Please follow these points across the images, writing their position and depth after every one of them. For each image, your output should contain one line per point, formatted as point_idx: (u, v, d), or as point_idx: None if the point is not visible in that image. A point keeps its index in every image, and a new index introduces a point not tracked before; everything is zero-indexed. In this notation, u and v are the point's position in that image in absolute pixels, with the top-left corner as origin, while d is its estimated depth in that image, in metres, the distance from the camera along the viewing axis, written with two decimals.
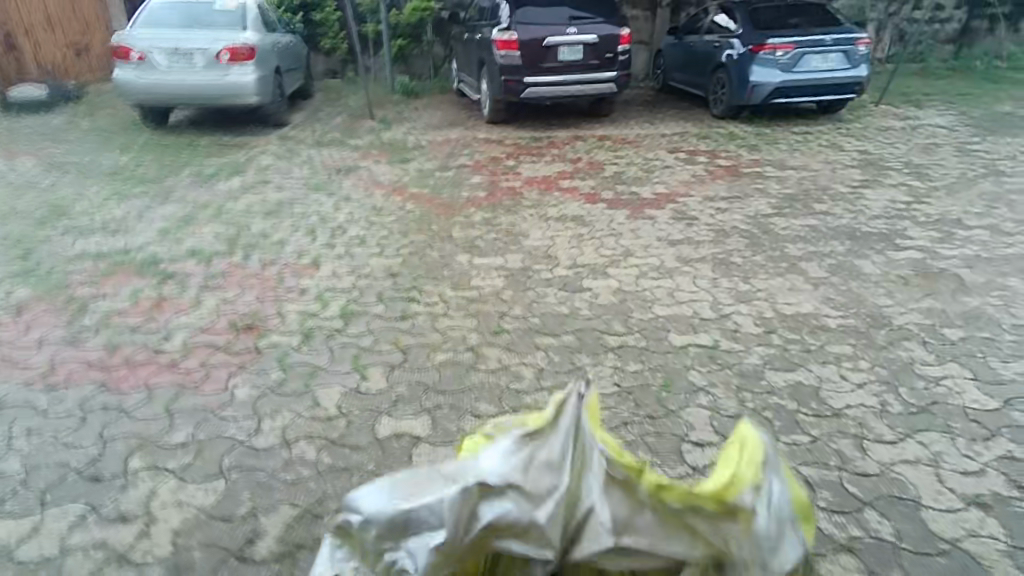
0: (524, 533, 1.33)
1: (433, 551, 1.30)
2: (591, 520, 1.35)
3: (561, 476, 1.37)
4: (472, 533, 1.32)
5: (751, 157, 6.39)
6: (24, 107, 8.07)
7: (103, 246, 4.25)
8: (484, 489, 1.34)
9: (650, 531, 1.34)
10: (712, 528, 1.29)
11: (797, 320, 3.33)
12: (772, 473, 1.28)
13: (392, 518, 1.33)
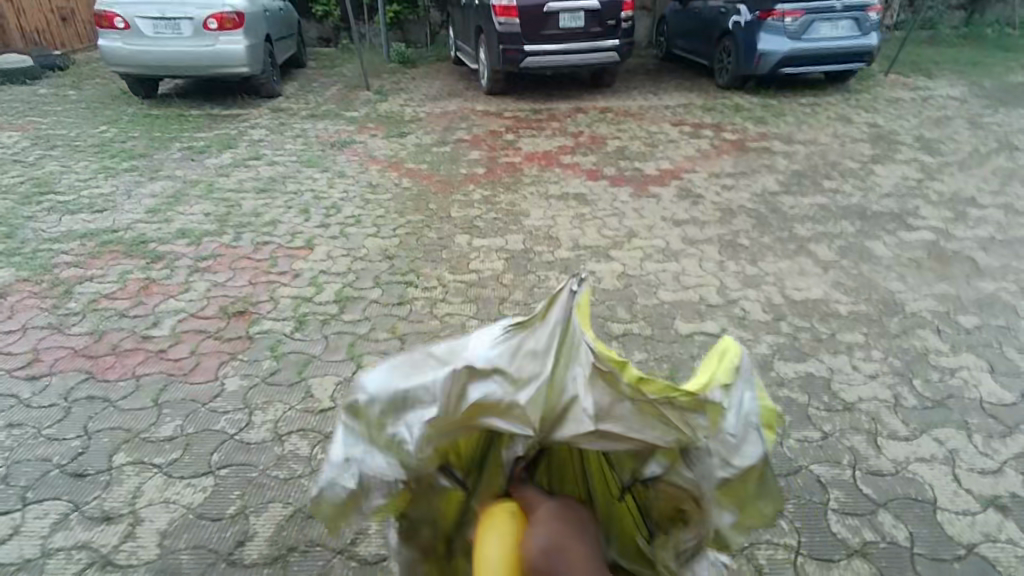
0: (507, 410, 1.18)
1: (426, 425, 1.19)
2: (568, 407, 1.15)
3: (545, 360, 1.18)
4: (461, 409, 1.20)
5: (758, 131, 6.20)
6: (6, 75, 7.72)
7: (89, 225, 4.11)
8: (479, 366, 1.19)
9: (633, 422, 1.15)
10: (686, 423, 1.15)
11: (807, 305, 3.22)
12: (745, 385, 1.22)
13: (392, 398, 1.21)
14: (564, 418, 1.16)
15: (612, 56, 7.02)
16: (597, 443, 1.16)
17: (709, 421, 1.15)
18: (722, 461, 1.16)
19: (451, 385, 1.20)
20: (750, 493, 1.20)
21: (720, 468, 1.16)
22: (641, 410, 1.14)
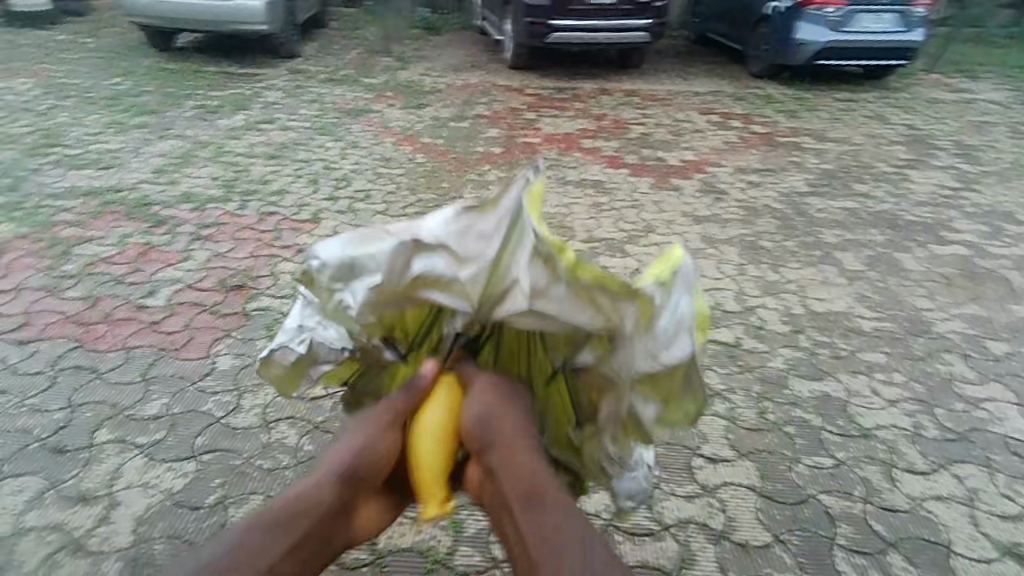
0: (449, 286, 1.16)
1: (369, 293, 1.16)
2: (502, 286, 1.13)
3: (494, 238, 1.11)
4: (405, 279, 1.16)
5: (789, 125, 5.96)
6: (25, 19, 7.61)
7: (94, 183, 4.02)
8: (418, 241, 1.14)
9: (567, 304, 1.10)
10: (607, 304, 1.10)
11: (828, 319, 3.07)
12: (691, 288, 1.10)
13: (340, 261, 1.15)
14: (501, 297, 1.14)
15: (644, 37, 6.74)
16: (530, 320, 1.12)
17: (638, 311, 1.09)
18: (655, 363, 1.10)
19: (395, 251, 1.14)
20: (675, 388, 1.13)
21: (645, 361, 1.10)
22: (574, 288, 1.08)
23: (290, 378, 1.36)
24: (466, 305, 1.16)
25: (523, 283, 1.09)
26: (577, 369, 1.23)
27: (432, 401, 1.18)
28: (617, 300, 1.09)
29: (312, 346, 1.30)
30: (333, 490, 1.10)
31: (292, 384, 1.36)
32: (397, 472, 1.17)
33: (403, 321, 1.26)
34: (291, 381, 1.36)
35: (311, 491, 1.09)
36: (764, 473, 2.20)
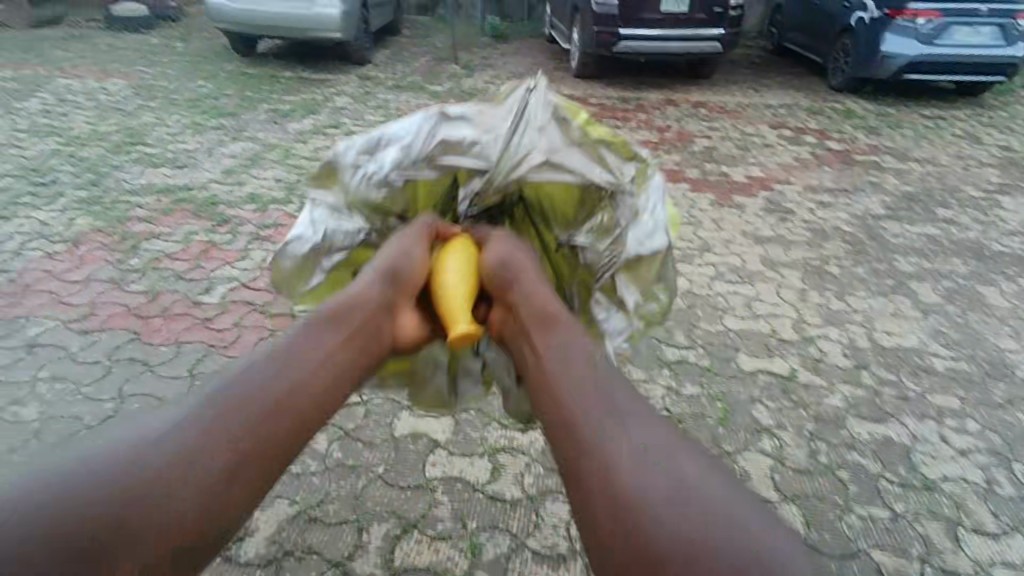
0: (470, 151, 1.44)
1: (401, 151, 1.40)
2: (522, 148, 1.43)
3: (506, 121, 1.45)
4: (430, 143, 1.41)
5: (869, 142, 5.61)
6: (124, 24, 8.15)
7: (168, 181, 4.23)
8: (444, 114, 1.44)
9: (578, 157, 1.45)
10: (611, 164, 1.45)
11: (895, 355, 2.84)
12: (663, 195, 1.44)
13: (371, 138, 1.44)
14: (519, 161, 1.43)
15: (716, 47, 6.53)
16: (547, 172, 1.44)
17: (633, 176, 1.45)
18: (642, 248, 1.36)
19: (425, 124, 1.42)
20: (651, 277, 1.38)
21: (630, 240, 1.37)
22: (585, 146, 1.45)
23: (297, 276, 1.44)
24: (486, 164, 1.43)
25: (539, 143, 1.44)
26: (572, 249, 1.48)
27: (457, 257, 1.29)
28: (621, 165, 1.45)
29: (328, 235, 1.42)
30: (377, 297, 1.14)
31: (298, 283, 1.44)
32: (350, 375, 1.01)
33: (420, 196, 1.48)
34: (300, 277, 1.44)
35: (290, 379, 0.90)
36: (809, 521, 2.04)
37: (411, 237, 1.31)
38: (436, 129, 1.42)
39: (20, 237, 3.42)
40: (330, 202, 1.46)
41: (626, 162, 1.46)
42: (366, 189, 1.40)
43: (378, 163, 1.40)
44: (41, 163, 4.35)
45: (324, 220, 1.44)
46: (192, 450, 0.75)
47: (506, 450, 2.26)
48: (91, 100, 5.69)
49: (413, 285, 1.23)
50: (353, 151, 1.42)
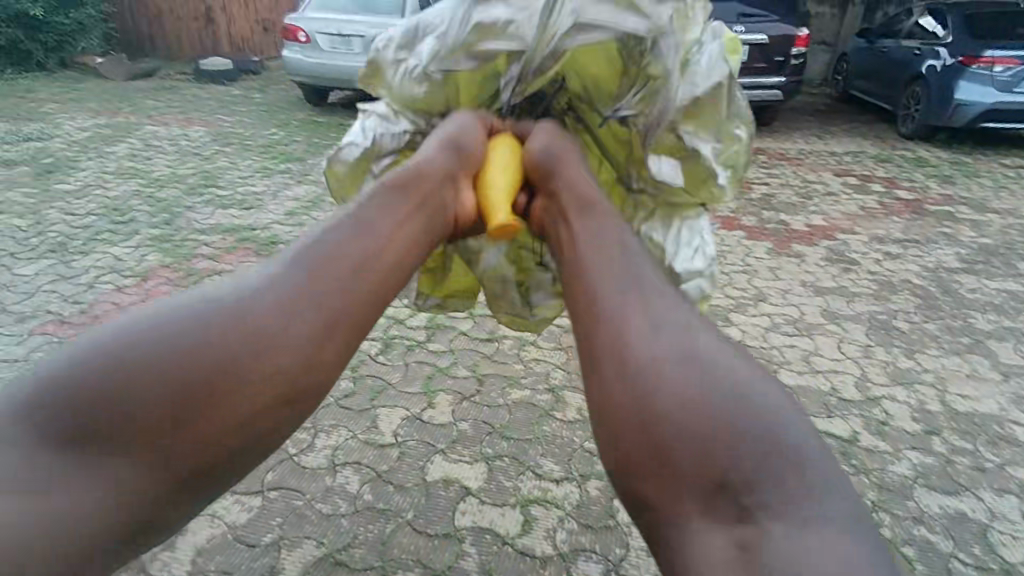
0: (504, 33, 1.45)
1: (438, 45, 1.50)
2: (554, 21, 1.42)
3: None
4: (467, 31, 1.45)
5: (942, 191, 5.33)
6: (211, 76, 8.83)
7: (235, 221, 4.46)
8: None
9: (606, 12, 1.41)
10: (646, 8, 1.42)
11: (971, 421, 2.60)
12: (714, 37, 1.53)
13: (410, 33, 1.58)
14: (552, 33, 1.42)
15: (777, 95, 6.43)
16: (577, 36, 1.41)
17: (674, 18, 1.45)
18: (697, 92, 1.47)
19: (461, 13, 1.48)
20: (716, 119, 1.50)
21: (686, 90, 1.48)
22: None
23: (352, 180, 1.64)
24: (521, 45, 1.44)
25: (565, 8, 1.41)
26: (624, 121, 1.53)
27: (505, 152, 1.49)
28: (655, 6, 1.43)
29: (377, 139, 1.61)
30: (441, 173, 1.38)
31: (355, 186, 1.65)
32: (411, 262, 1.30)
33: (462, 84, 1.57)
34: (355, 180, 1.65)
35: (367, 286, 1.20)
36: None
37: (468, 119, 1.49)
38: (470, 15, 1.46)
39: (96, 270, 3.66)
40: (381, 110, 1.65)
41: (662, 4, 1.44)
42: (411, 84, 1.56)
43: (417, 59, 1.54)
44: (123, 202, 4.67)
45: (374, 120, 1.64)
46: (294, 309, 1.08)
47: (538, 501, 2.18)
48: (173, 145, 6.12)
49: (473, 166, 1.44)
50: (394, 50, 1.58)
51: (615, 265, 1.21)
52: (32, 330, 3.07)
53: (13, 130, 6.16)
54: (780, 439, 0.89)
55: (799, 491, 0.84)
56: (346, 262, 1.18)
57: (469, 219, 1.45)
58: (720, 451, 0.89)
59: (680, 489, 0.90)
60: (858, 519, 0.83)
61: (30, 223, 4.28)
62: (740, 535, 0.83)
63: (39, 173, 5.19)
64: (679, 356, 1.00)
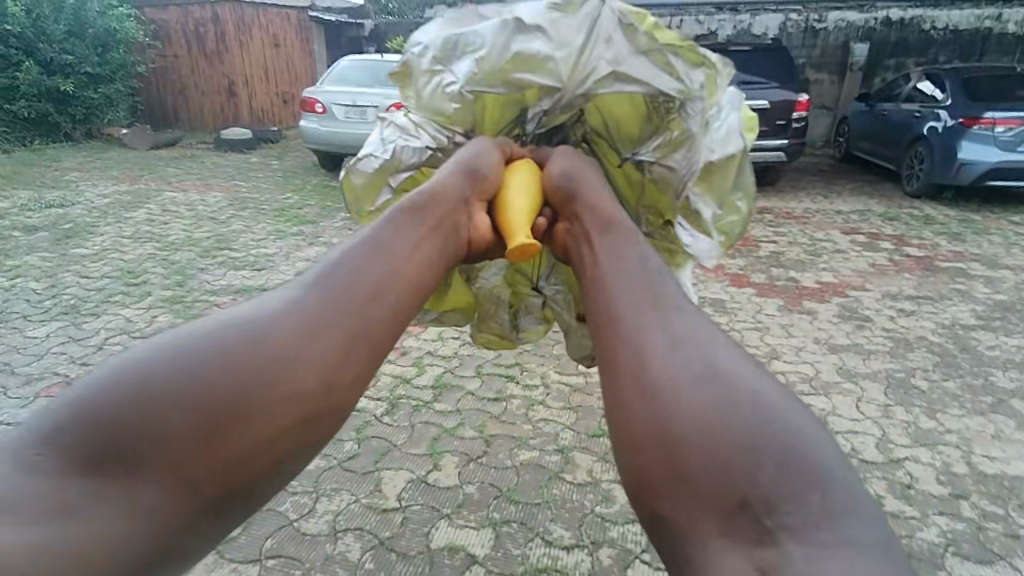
0: (542, 67, 1.44)
1: (473, 65, 1.46)
2: (592, 62, 1.43)
3: (578, 35, 1.44)
4: (505, 58, 1.43)
5: (952, 248, 5.31)
6: (231, 145, 9.16)
7: (246, 282, 4.51)
8: (520, 24, 1.43)
9: (644, 66, 1.44)
10: (681, 72, 1.45)
11: (1001, 485, 2.48)
12: (735, 108, 1.53)
13: (446, 42, 1.52)
14: (587, 75, 1.43)
15: (780, 156, 6.54)
16: (613, 86, 1.44)
17: (704, 81, 1.46)
18: (715, 155, 1.46)
19: (502, 34, 1.44)
20: (724, 189, 1.50)
21: (703, 153, 1.46)
22: (652, 55, 1.45)
23: (368, 190, 1.64)
24: (555, 82, 1.44)
25: (605, 55, 1.43)
26: (640, 165, 1.59)
27: (518, 177, 1.50)
28: (690, 71, 1.46)
29: (396, 151, 1.59)
30: (457, 197, 1.37)
31: (370, 197, 1.65)
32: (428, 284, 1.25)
33: (490, 109, 1.57)
34: (372, 192, 1.64)
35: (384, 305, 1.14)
36: None
37: (490, 145, 1.51)
38: (511, 42, 1.44)
39: (105, 332, 3.68)
40: (403, 122, 1.62)
41: (694, 68, 1.47)
42: (440, 99, 1.53)
43: (453, 74, 1.50)
44: (137, 265, 4.76)
45: (400, 128, 1.62)
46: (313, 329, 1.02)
47: (547, 570, 2.07)
48: (190, 210, 6.28)
49: (489, 187, 1.44)
50: (429, 60, 1.54)
51: (625, 282, 1.16)
52: (38, 393, 3.06)
53: (36, 198, 6.37)
54: (806, 456, 0.79)
55: (820, 513, 0.74)
56: (367, 283, 1.12)
57: (482, 238, 1.43)
58: (739, 467, 0.79)
59: (695, 508, 0.80)
60: (890, 550, 0.73)
61: (45, 287, 4.35)
62: (760, 558, 0.73)
63: (58, 237, 5.32)
64: (703, 369, 0.92)
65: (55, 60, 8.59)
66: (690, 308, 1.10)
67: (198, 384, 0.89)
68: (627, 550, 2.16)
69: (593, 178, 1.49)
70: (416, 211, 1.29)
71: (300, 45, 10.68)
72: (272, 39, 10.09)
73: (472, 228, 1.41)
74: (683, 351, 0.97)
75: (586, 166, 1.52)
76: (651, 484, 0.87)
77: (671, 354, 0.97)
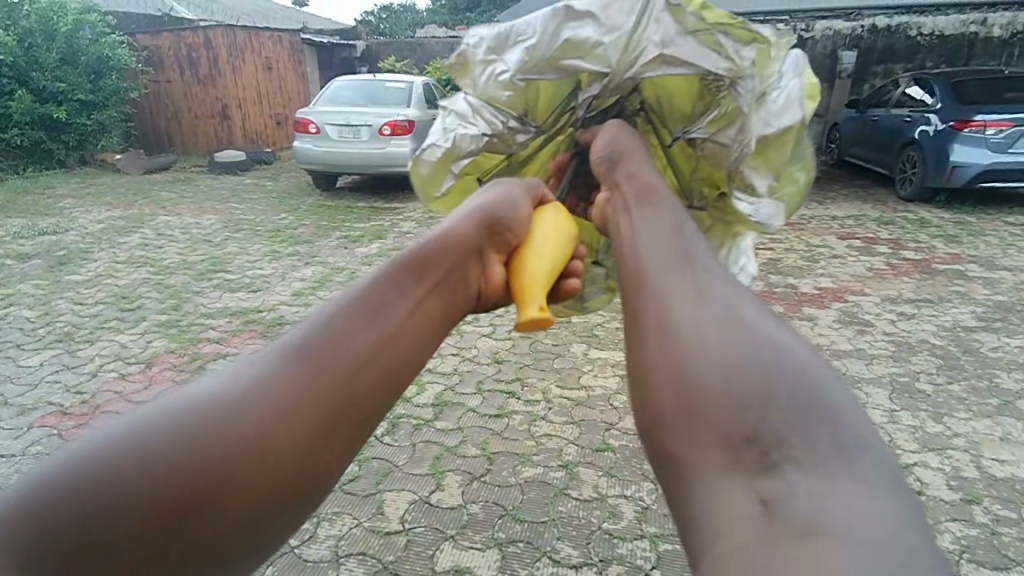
0: (591, 52, 1.48)
1: (525, 57, 1.48)
2: (639, 44, 1.46)
3: (627, 18, 1.46)
4: (557, 47, 1.46)
5: (948, 250, 5.32)
6: (225, 167, 9.13)
7: (241, 304, 4.47)
8: (569, 13, 1.45)
9: (692, 47, 1.44)
10: (730, 49, 1.45)
11: (1012, 488, 2.44)
12: (797, 75, 1.49)
13: (498, 32, 1.52)
14: (635, 60, 1.47)
15: None
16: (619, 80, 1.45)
17: (756, 58, 1.47)
18: (770, 129, 1.45)
19: (552, 23, 1.45)
20: (784, 157, 1.51)
21: (761, 124, 1.46)
22: (700, 36, 1.45)
23: (433, 179, 1.65)
24: (604, 67, 1.49)
25: (654, 36, 1.45)
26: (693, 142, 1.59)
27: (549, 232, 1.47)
28: (740, 48, 1.45)
29: (458, 139, 1.58)
30: (468, 246, 1.32)
31: (435, 185, 1.66)
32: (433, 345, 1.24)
33: (542, 95, 1.60)
34: (437, 179, 1.65)
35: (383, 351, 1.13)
36: None
37: (512, 189, 1.48)
38: (562, 31, 1.46)
39: (100, 359, 3.63)
40: (458, 108, 1.61)
41: (747, 45, 1.47)
42: (495, 89, 1.54)
43: (506, 64, 1.50)
44: (131, 291, 4.72)
45: (456, 115, 1.61)
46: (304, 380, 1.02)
47: None
48: (184, 234, 6.25)
49: (510, 240, 1.40)
50: (483, 48, 1.53)
51: (662, 242, 1.16)
52: (31, 423, 3.01)
53: (28, 225, 6.33)
54: (819, 404, 0.80)
55: (830, 448, 0.74)
56: (356, 338, 1.10)
57: (495, 293, 1.40)
58: (750, 413, 0.80)
59: (705, 446, 0.81)
60: (899, 488, 0.72)
61: (39, 314, 4.30)
62: (763, 489, 0.73)
63: (52, 265, 5.28)
64: (724, 327, 0.93)
65: (48, 88, 8.62)
66: (719, 267, 1.10)
67: (180, 438, 0.91)
68: (637, 567, 2.12)
69: (636, 152, 1.46)
70: (417, 265, 1.24)
71: (293, 68, 10.75)
72: (264, 62, 10.17)
73: (482, 279, 1.37)
74: (702, 311, 0.97)
75: (632, 139, 1.50)
76: (667, 425, 0.88)
77: (691, 316, 0.97)
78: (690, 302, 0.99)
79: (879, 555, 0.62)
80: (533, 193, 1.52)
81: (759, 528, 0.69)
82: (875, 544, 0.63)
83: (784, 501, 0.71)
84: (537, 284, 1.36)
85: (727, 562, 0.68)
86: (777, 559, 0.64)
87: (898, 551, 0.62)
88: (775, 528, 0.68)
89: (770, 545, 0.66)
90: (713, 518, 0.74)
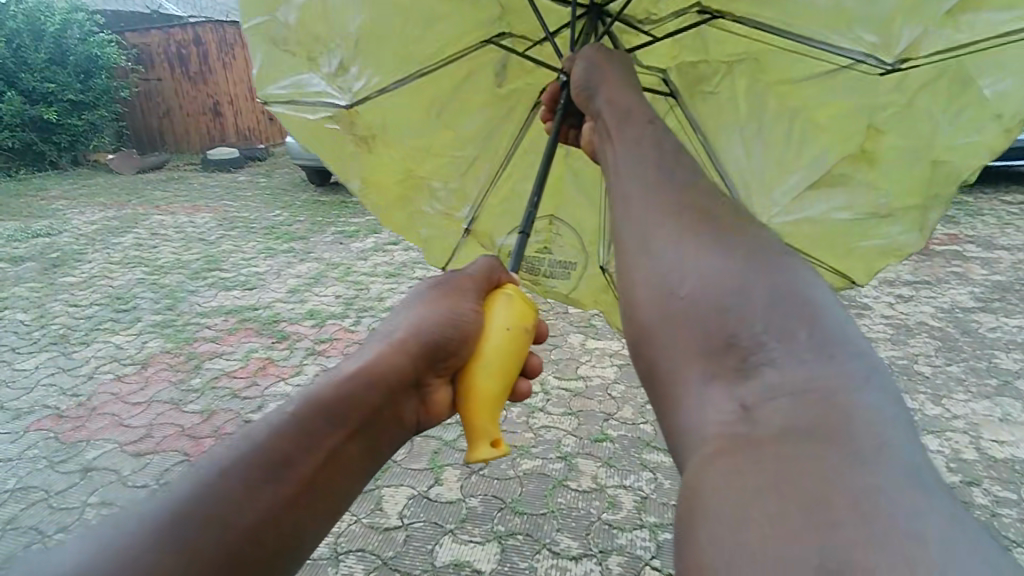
0: None
1: None
2: None
3: None
4: None
5: (948, 229, 5.29)
6: (218, 164, 9.06)
7: (237, 301, 4.45)
8: None
9: None
10: None
11: (1014, 469, 2.43)
12: None
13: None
14: None
15: None
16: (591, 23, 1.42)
17: None
18: None
19: None
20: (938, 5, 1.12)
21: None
22: None
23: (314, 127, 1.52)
24: None
25: None
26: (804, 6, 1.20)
27: (501, 325, 1.11)
28: None
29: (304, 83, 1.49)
30: (399, 372, 1.04)
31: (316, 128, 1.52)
32: (355, 444, 0.97)
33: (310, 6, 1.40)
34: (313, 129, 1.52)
35: (304, 450, 0.91)
36: None
37: (452, 291, 1.13)
38: None
39: (96, 361, 3.62)
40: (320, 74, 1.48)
41: None
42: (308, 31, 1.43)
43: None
44: (126, 291, 4.69)
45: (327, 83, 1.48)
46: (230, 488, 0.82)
47: None
48: (179, 233, 6.21)
49: (453, 361, 1.09)
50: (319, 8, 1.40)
51: (637, 155, 0.90)
52: (28, 427, 3.00)
53: (23, 228, 6.29)
54: (793, 293, 0.64)
55: (809, 344, 0.60)
56: (273, 459, 0.87)
57: (440, 418, 1.11)
58: (723, 314, 0.65)
59: (677, 360, 0.66)
60: (881, 373, 0.59)
61: (35, 317, 4.29)
62: (741, 396, 0.60)
63: (47, 267, 5.25)
64: (687, 213, 0.76)
65: (38, 89, 8.58)
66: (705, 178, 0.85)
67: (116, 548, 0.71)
68: (637, 557, 2.12)
69: (621, 78, 1.09)
70: (333, 404, 0.96)
71: None
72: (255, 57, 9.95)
73: (421, 408, 1.08)
74: (666, 203, 0.80)
75: (613, 63, 1.13)
76: (640, 337, 0.71)
77: (653, 209, 0.79)
78: (650, 192, 0.82)
79: (876, 476, 0.48)
80: (479, 287, 1.16)
81: (735, 446, 0.55)
82: (868, 453, 0.50)
83: (761, 408, 0.57)
84: (484, 407, 1.06)
85: (696, 502, 0.53)
86: (753, 476, 0.51)
87: (894, 461, 0.50)
88: (757, 442, 0.54)
89: (749, 468, 0.52)
90: (690, 437, 0.61)
